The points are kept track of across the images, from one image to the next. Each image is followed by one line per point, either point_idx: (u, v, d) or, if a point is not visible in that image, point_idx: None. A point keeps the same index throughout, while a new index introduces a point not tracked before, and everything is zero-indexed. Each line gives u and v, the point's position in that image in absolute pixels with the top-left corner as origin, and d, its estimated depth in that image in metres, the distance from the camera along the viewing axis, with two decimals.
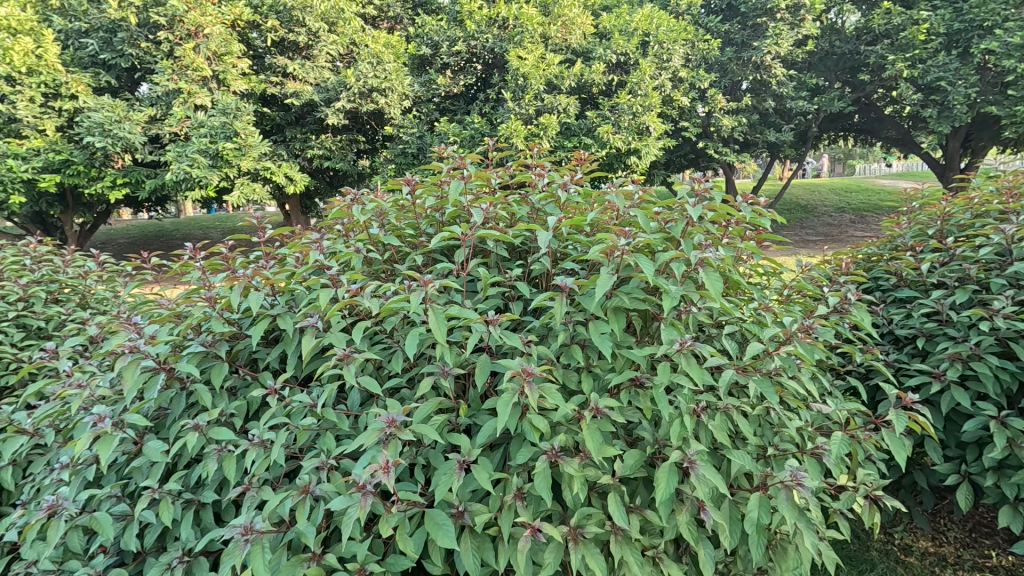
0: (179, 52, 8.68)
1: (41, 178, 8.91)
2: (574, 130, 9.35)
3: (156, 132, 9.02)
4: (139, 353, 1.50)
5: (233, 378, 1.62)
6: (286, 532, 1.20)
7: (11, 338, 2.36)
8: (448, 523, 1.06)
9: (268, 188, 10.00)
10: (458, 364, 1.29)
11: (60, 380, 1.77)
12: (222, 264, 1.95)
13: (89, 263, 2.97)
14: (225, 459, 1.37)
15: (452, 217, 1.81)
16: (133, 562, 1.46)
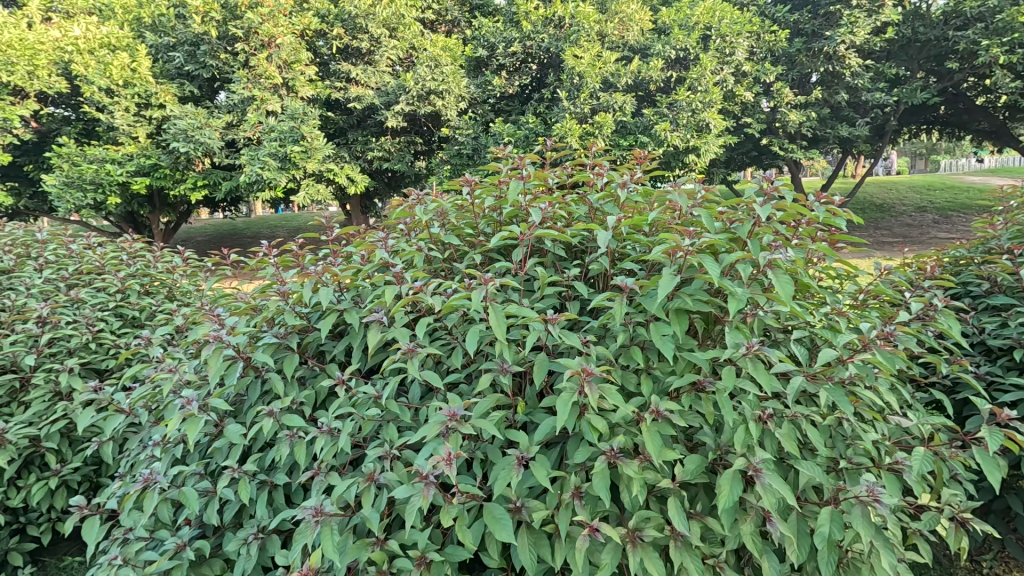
0: (254, 62, 9.28)
1: (133, 181, 9.76)
2: (631, 129, 9.20)
3: (232, 137, 9.66)
4: (222, 342, 1.61)
5: (303, 368, 1.72)
6: (351, 516, 1.26)
7: (111, 327, 2.62)
8: (506, 518, 1.08)
9: (332, 189, 10.48)
10: (516, 361, 1.31)
11: (153, 364, 1.93)
12: (293, 261, 2.07)
13: (176, 258, 3.23)
14: (296, 445, 1.46)
15: (510, 217, 1.83)
16: (214, 534, 1.59)
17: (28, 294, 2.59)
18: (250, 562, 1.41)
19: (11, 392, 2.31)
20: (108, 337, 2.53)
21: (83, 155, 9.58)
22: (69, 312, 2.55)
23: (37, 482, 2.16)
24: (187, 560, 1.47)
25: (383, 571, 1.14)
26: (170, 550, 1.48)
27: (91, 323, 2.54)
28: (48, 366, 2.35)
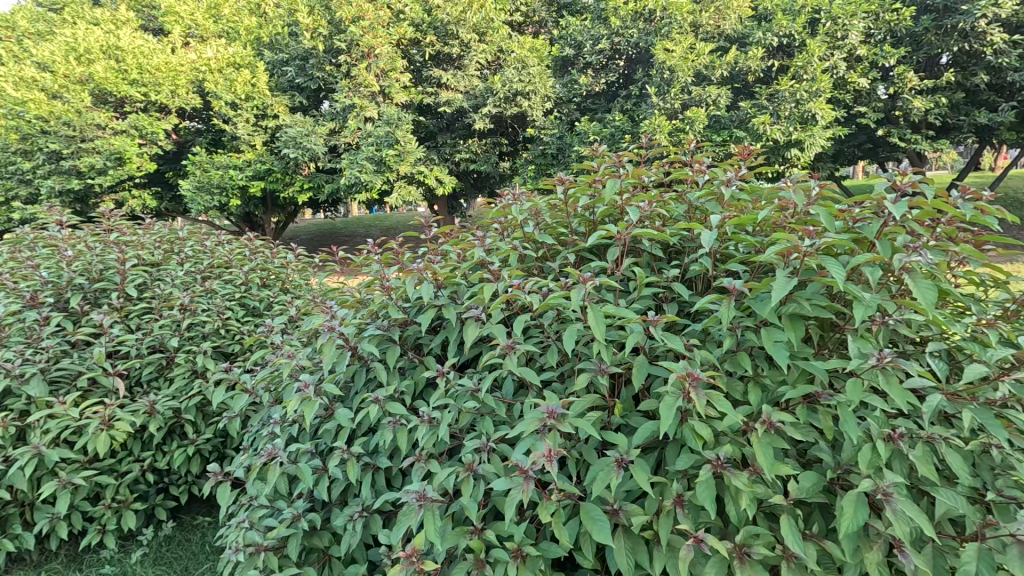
0: (355, 72, 9.97)
1: (252, 185, 10.88)
2: (725, 123, 8.72)
3: (334, 142, 10.47)
4: (334, 332, 1.74)
5: (403, 359, 1.81)
6: (451, 503, 1.31)
7: (238, 315, 2.94)
8: (604, 520, 1.07)
9: (422, 190, 10.97)
10: (614, 362, 1.29)
11: (274, 350, 2.13)
12: (395, 259, 2.19)
13: (289, 255, 3.57)
14: (399, 431, 1.54)
15: (605, 217, 1.82)
16: (323, 510, 1.73)
17: (174, 284, 2.95)
18: (355, 537, 1.52)
19: (159, 368, 2.66)
20: (235, 324, 2.83)
21: (212, 162, 10.79)
22: (205, 301, 2.88)
23: (179, 449, 2.48)
24: (302, 530, 1.61)
25: (481, 558, 1.18)
26: (287, 519, 1.63)
27: (222, 311, 2.85)
28: (188, 348, 2.68)
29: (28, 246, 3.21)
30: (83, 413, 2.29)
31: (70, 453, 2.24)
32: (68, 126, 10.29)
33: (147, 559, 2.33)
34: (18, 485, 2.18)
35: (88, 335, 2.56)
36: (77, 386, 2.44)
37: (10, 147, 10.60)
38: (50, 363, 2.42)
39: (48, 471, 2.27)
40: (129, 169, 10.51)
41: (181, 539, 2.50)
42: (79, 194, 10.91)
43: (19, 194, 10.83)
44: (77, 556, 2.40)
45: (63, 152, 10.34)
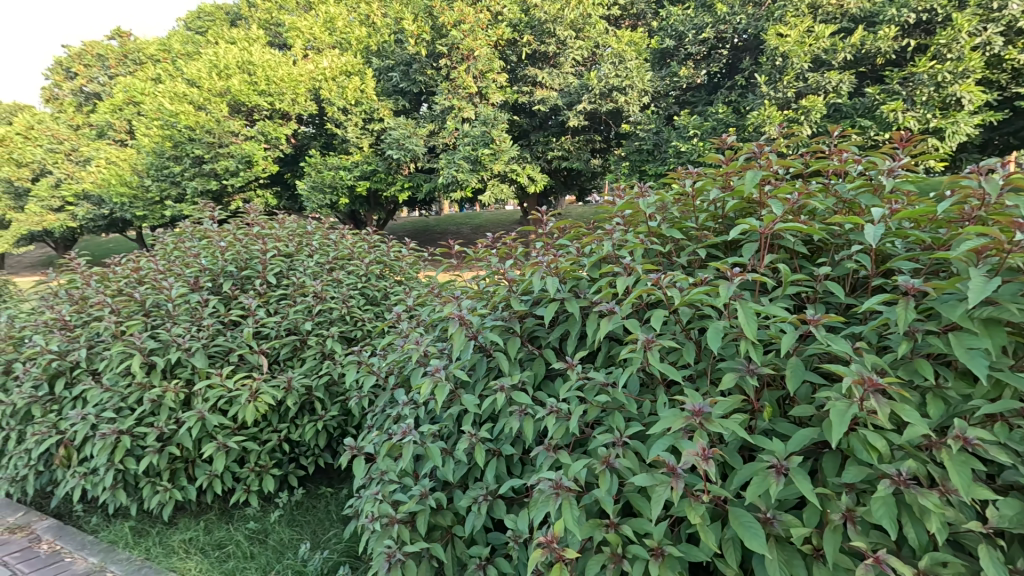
0: (455, 75, 10.37)
1: (358, 184, 11.67)
2: (846, 112, 7.93)
3: (433, 143, 10.95)
4: (462, 322, 1.81)
5: (524, 351, 1.84)
6: (582, 494, 1.31)
7: (361, 304, 3.16)
8: (759, 527, 1.02)
9: (514, 188, 11.14)
10: (762, 362, 1.22)
11: (399, 337, 2.26)
12: (511, 254, 2.24)
13: (403, 249, 3.80)
14: (526, 420, 1.57)
15: (738, 209, 1.73)
16: (446, 490, 1.80)
17: (305, 273, 3.23)
18: (480, 519, 1.57)
19: (293, 348, 2.92)
20: (357, 312, 3.05)
21: (325, 163, 11.72)
22: (332, 290, 3.13)
23: (310, 423, 2.71)
24: (429, 507, 1.69)
25: (617, 553, 1.18)
26: (416, 495, 1.72)
27: (347, 299, 3.07)
28: (319, 331, 2.92)
29: (187, 237, 3.67)
30: (235, 384, 2.57)
31: (225, 419, 2.53)
32: (210, 134, 11.69)
33: (283, 520, 2.58)
34: (184, 443, 2.50)
35: (238, 316, 2.89)
36: (228, 360, 2.76)
37: (165, 153, 12.27)
38: (210, 339, 2.75)
39: (207, 434, 2.58)
40: (256, 171, 11.74)
41: (308, 506, 2.75)
42: (215, 194, 12.37)
43: (170, 194, 12.51)
44: (226, 510, 2.72)
45: (205, 157, 11.77)
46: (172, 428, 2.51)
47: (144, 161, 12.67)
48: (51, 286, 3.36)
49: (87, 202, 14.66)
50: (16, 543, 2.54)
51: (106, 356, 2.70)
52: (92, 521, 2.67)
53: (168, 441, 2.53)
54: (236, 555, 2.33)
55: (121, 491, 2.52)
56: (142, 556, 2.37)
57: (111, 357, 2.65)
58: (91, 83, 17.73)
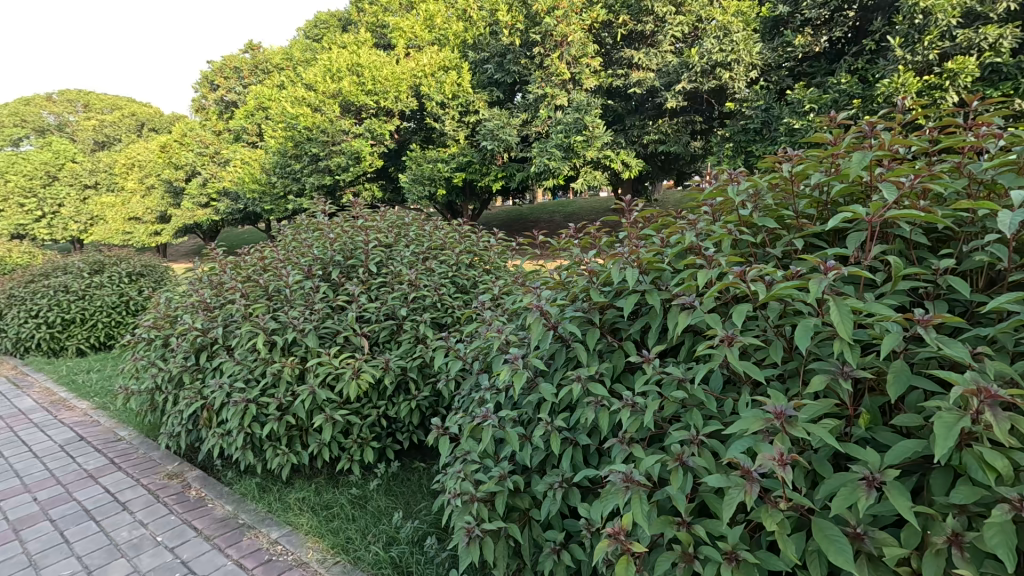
0: (549, 62, 10.34)
1: (455, 175, 12.11)
2: (1009, 72, 6.70)
3: (526, 132, 11.04)
4: (541, 311, 1.84)
5: (603, 343, 1.83)
6: (655, 489, 1.30)
7: (452, 291, 3.33)
8: (845, 542, 0.95)
9: (608, 174, 10.89)
10: (860, 364, 1.12)
11: (484, 324, 2.35)
12: (594, 243, 2.22)
13: (492, 240, 3.93)
14: (601, 411, 1.58)
15: (843, 194, 1.58)
16: (525, 474, 1.86)
17: (402, 262, 3.45)
18: (556, 505, 1.61)
19: (391, 332, 3.14)
20: (448, 300, 3.20)
21: (425, 157, 12.32)
22: (426, 278, 3.31)
23: (405, 402, 2.91)
24: (507, 489, 1.76)
25: (688, 552, 1.16)
26: (495, 477, 1.79)
27: (438, 287, 3.24)
28: (413, 317, 3.12)
29: (303, 230, 4.08)
30: (340, 362, 2.84)
31: (332, 393, 2.80)
32: (324, 133, 12.79)
33: (380, 489, 2.82)
34: (299, 414, 2.82)
35: (344, 301, 3.18)
36: (335, 341, 3.04)
37: (288, 153, 13.63)
38: (320, 322, 3.07)
39: (317, 406, 2.88)
40: (364, 166, 12.65)
41: (403, 479, 2.98)
42: (329, 187, 13.54)
43: (292, 189, 13.90)
44: (333, 476, 3.03)
45: (320, 155, 12.93)
46: (289, 400, 2.84)
47: (271, 160, 14.18)
48: (196, 272, 3.91)
49: (228, 199, 16.78)
50: (173, 488, 3.04)
51: (238, 334, 3.11)
52: (228, 475, 3.10)
53: (286, 410, 2.86)
54: (340, 516, 2.59)
55: (249, 451, 2.90)
56: (266, 509, 2.72)
57: (242, 335, 3.05)
58: (230, 93, 20.06)
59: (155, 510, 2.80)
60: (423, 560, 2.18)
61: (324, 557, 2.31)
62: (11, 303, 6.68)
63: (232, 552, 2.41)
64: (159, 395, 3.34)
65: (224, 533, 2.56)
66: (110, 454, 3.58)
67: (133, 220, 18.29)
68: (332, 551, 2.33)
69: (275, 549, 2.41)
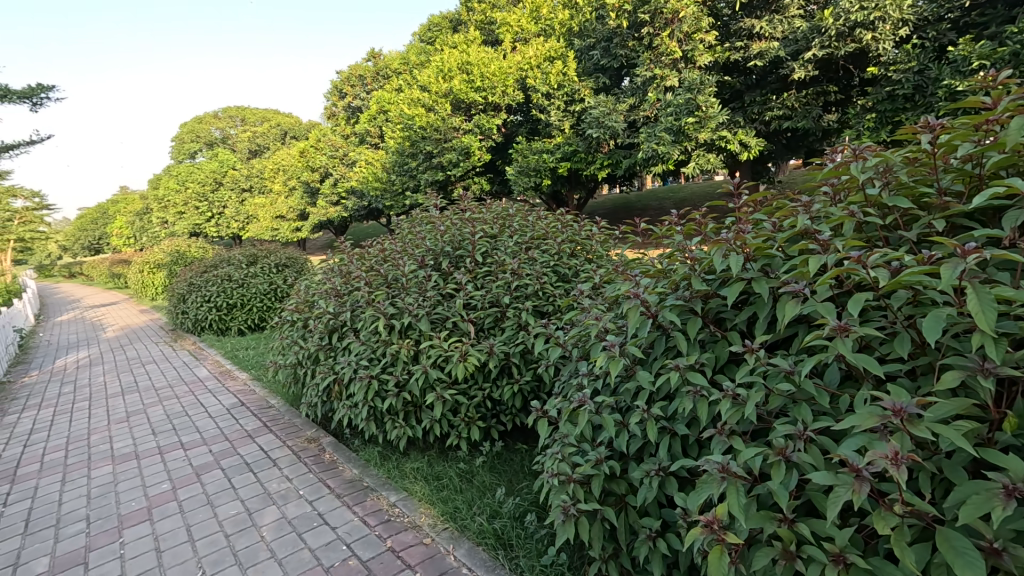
0: (657, 42, 9.88)
1: (560, 165, 12.16)
2: None
3: (633, 118, 10.72)
4: (639, 299, 1.83)
5: (705, 332, 1.77)
6: (756, 483, 1.26)
7: (554, 280, 3.39)
8: (975, 555, 0.85)
9: (722, 156, 10.22)
10: (1004, 361, 0.99)
11: (583, 312, 2.38)
12: (699, 230, 2.14)
13: (593, 229, 3.92)
14: (700, 401, 1.54)
15: (999, 167, 1.36)
16: (622, 460, 1.87)
17: (506, 252, 3.59)
18: (651, 493, 1.61)
19: (495, 318, 3.29)
20: (550, 288, 3.27)
21: (531, 148, 12.52)
22: (528, 267, 3.41)
23: (508, 385, 3.05)
24: (603, 473, 1.78)
25: (790, 550, 1.11)
26: (591, 460, 1.82)
27: (540, 276, 3.32)
28: (516, 305, 3.23)
29: (417, 223, 4.40)
30: (450, 345, 3.05)
31: (441, 373, 3.02)
32: (437, 132, 13.55)
33: (485, 466, 3.00)
34: (413, 391, 3.08)
35: (453, 289, 3.39)
36: (445, 326, 3.27)
37: (405, 152, 14.65)
38: (432, 307, 3.32)
39: (429, 385, 3.13)
40: (473, 161, 13.21)
41: (506, 458, 3.14)
42: (442, 182, 14.32)
43: (408, 185, 14.91)
44: (443, 451, 3.28)
45: (434, 152, 13.72)
46: (405, 377, 3.12)
47: (390, 159, 15.33)
48: (329, 263, 4.41)
49: (354, 196, 18.51)
50: (311, 451, 3.50)
51: (363, 318, 3.48)
52: (355, 443, 3.48)
53: (403, 387, 3.15)
54: (450, 487, 2.80)
55: (373, 422, 3.24)
56: (386, 475, 3.03)
57: (366, 319, 3.41)
58: (356, 99, 21.92)
59: (298, 468, 3.25)
60: (524, 534, 2.28)
61: (434, 523, 2.52)
62: (191, 289, 8.06)
63: (358, 510, 2.73)
64: (301, 369, 3.85)
65: (352, 493, 2.90)
66: (263, 418, 4.20)
67: (279, 218, 20.96)
68: (442, 518, 2.53)
69: (394, 511, 2.68)
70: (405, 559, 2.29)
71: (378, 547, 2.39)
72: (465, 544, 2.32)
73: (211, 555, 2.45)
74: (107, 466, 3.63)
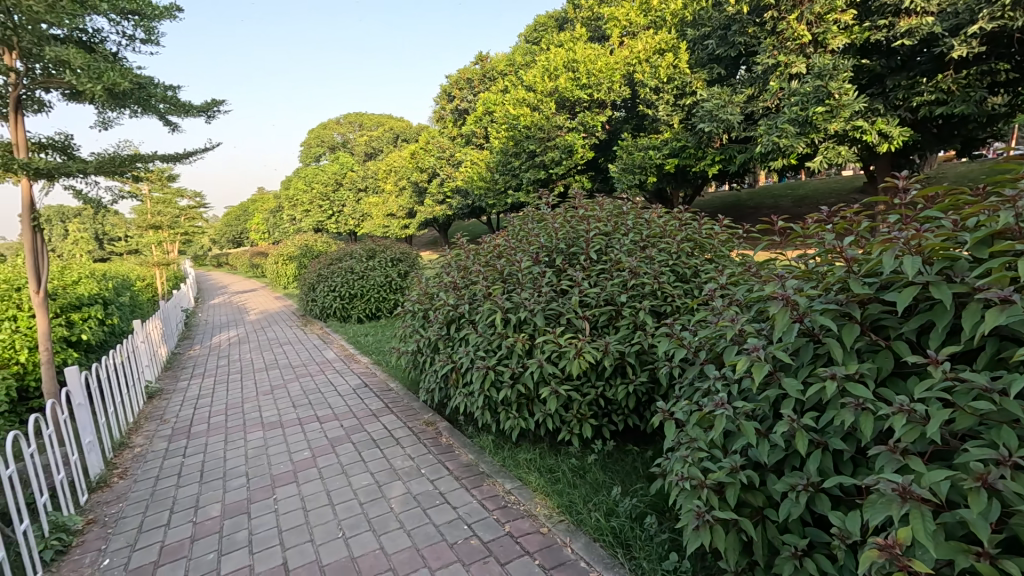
0: (782, 27, 9.11)
1: (667, 162, 11.69)
2: None
3: (751, 110, 10.01)
4: (785, 301, 1.72)
5: (864, 340, 1.62)
6: (941, 510, 1.13)
7: (672, 280, 3.28)
8: None
9: (856, 149, 9.21)
10: None
11: (713, 313, 2.28)
12: (853, 229, 1.95)
13: (715, 227, 3.73)
14: (863, 414, 1.42)
15: None
16: (759, 471, 1.77)
17: (621, 250, 3.53)
18: (798, 508, 1.50)
19: (609, 317, 3.24)
20: (668, 288, 3.17)
21: (636, 145, 12.19)
22: (646, 265, 3.33)
23: (622, 385, 3.00)
24: (740, 482, 1.70)
25: None
26: (725, 467, 1.74)
27: (658, 275, 3.22)
28: (632, 304, 3.17)
29: (530, 219, 4.48)
30: (565, 341, 3.08)
31: (555, 368, 3.06)
32: (541, 131, 13.68)
33: (598, 464, 3.00)
34: (528, 383, 3.15)
35: (568, 286, 3.41)
36: (559, 322, 3.30)
37: (509, 152, 14.97)
38: (547, 303, 3.36)
39: (543, 379, 3.18)
40: (575, 159, 13.18)
41: (617, 458, 3.11)
42: (543, 180, 14.44)
43: (511, 184, 15.23)
44: (553, 445, 3.32)
45: (537, 151, 13.89)
46: (519, 370, 3.20)
47: (494, 159, 15.74)
48: (445, 257, 4.65)
49: (459, 196, 19.37)
50: (429, 433, 3.74)
51: (480, 311, 3.64)
52: (469, 430, 3.66)
53: (517, 379, 3.24)
54: (563, 481, 2.83)
55: (488, 411, 3.36)
56: (500, 463, 3.14)
57: (484, 312, 3.55)
58: (463, 102, 22.79)
59: (419, 448, 3.49)
60: (643, 536, 2.25)
61: (550, 513, 2.57)
62: (319, 279, 8.94)
63: (476, 493, 2.86)
64: (420, 356, 4.11)
65: (469, 477, 3.05)
66: (385, 400, 4.56)
67: (390, 216, 22.48)
68: (557, 510, 2.57)
69: (510, 498, 2.78)
70: (524, 545, 2.36)
71: (497, 530, 2.49)
72: (582, 539, 2.34)
73: (348, 519, 2.71)
74: (259, 431, 4.18)
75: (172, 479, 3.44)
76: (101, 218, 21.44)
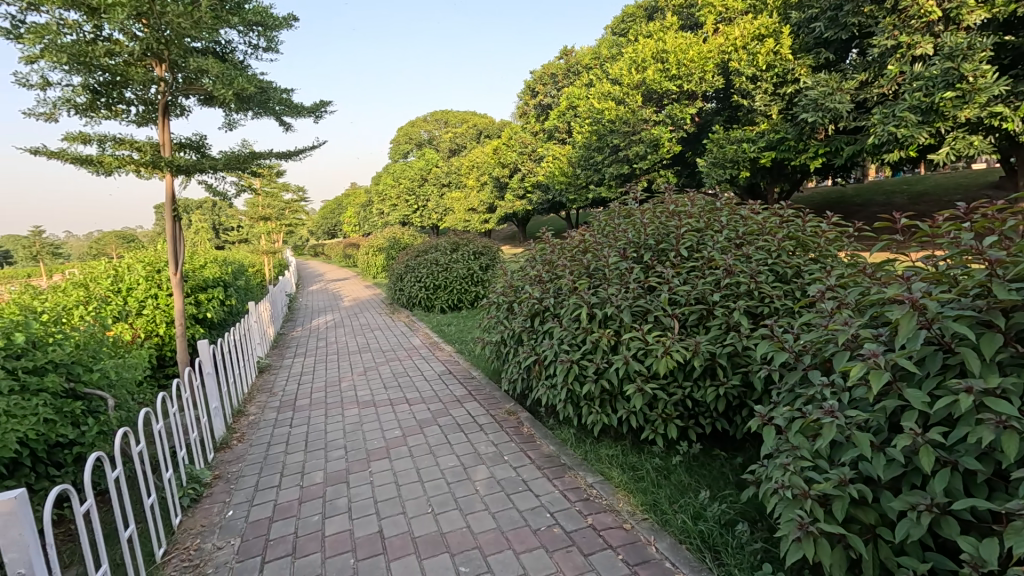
0: (905, 3, 8.19)
1: (763, 155, 10.99)
2: None
3: (863, 97, 9.13)
4: (912, 304, 1.57)
5: (1007, 351, 1.45)
6: None
7: (770, 280, 3.11)
8: None
9: (992, 139, 8.11)
10: None
11: (821, 314, 2.13)
12: (997, 228, 1.74)
13: (822, 225, 3.47)
14: (1006, 434, 1.28)
15: None
16: (872, 485, 1.65)
17: (715, 248, 3.38)
18: (920, 530, 1.38)
19: (700, 316, 3.13)
20: (766, 288, 3.00)
21: (728, 138, 11.58)
22: (742, 264, 3.17)
23: (711, 387, 2.90)
24: (849, 496, 1.59)
25: None
26: (832, 479, 1.63)
27: (756, 274, 3.06)
28: (725, 303, 3.04)
29: (616, 214, 4.41)
30: (652, 339, 3.02)
31: (641, 365, 3.01)
32: (626, 124, 13.37)
33: (683, 466, 2.92)
34: (612, 380, 3.13)
35: (657, 283, 3.33)
36: (646, 319, 3.23)
37: (592, 146, 14.80)
38: (634, 299, 3.31)
39: (628, 376, 3.15)
40: (661, 153, 12.77)
41: (704, 462, 3.01)
42: (627, 175, 14.12)
43: (593, 179, 15.06)
44: (635, 443, 3.29)
45: (621, 145, 13.61)
46: (604, 365, 3.19)
47: (577, 154, 15.64)
48: (530, 250, 4.71)
49: (539, 191, 19.48)
50: (511, 422, 3.84)
51: (565, 306, 3.66)
52: (550, 422, 3.70)
53: (601, 374, 3.22)
54: (647, 479, 2.80)
55: (570, 404, 3.39)
56: (581, 457, 3.16)
57: (569, 306, 3.57)
58: (546, 97, 22.79)
59: (502, 435, 3.60)
60: (733, 543, 2.17)
61: (634, 511, 2.55)
62: (406, 270, 9.40)
63: (558, 483, 2.91)
64: (504, 347, 4.21)
65: (551, 467, 3.10)
66: (468, 387, 4.73)
67: (472, 211, 23.05)
68: (641, 508, 2.55)
69: (591, 491, 2.79)
70: (606, 539, 2.37)
71: (579, 521, 2.52)
72: (667, 539, 2.30)
73: (437, 496, 2.86)
74: (354, 408, 4.51)
75: (282, 446, 3.81)
76: (220, 210, 24.01)
